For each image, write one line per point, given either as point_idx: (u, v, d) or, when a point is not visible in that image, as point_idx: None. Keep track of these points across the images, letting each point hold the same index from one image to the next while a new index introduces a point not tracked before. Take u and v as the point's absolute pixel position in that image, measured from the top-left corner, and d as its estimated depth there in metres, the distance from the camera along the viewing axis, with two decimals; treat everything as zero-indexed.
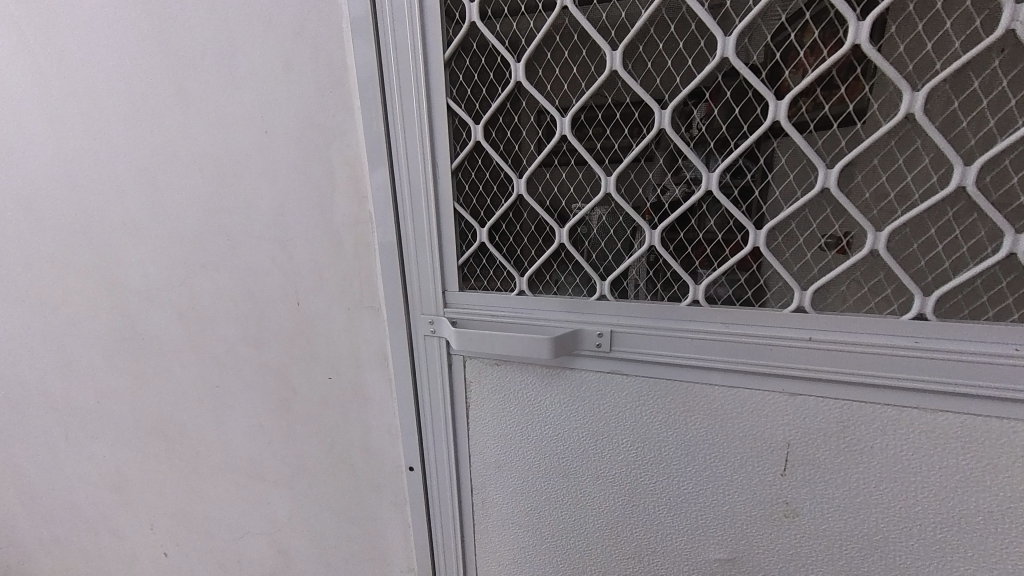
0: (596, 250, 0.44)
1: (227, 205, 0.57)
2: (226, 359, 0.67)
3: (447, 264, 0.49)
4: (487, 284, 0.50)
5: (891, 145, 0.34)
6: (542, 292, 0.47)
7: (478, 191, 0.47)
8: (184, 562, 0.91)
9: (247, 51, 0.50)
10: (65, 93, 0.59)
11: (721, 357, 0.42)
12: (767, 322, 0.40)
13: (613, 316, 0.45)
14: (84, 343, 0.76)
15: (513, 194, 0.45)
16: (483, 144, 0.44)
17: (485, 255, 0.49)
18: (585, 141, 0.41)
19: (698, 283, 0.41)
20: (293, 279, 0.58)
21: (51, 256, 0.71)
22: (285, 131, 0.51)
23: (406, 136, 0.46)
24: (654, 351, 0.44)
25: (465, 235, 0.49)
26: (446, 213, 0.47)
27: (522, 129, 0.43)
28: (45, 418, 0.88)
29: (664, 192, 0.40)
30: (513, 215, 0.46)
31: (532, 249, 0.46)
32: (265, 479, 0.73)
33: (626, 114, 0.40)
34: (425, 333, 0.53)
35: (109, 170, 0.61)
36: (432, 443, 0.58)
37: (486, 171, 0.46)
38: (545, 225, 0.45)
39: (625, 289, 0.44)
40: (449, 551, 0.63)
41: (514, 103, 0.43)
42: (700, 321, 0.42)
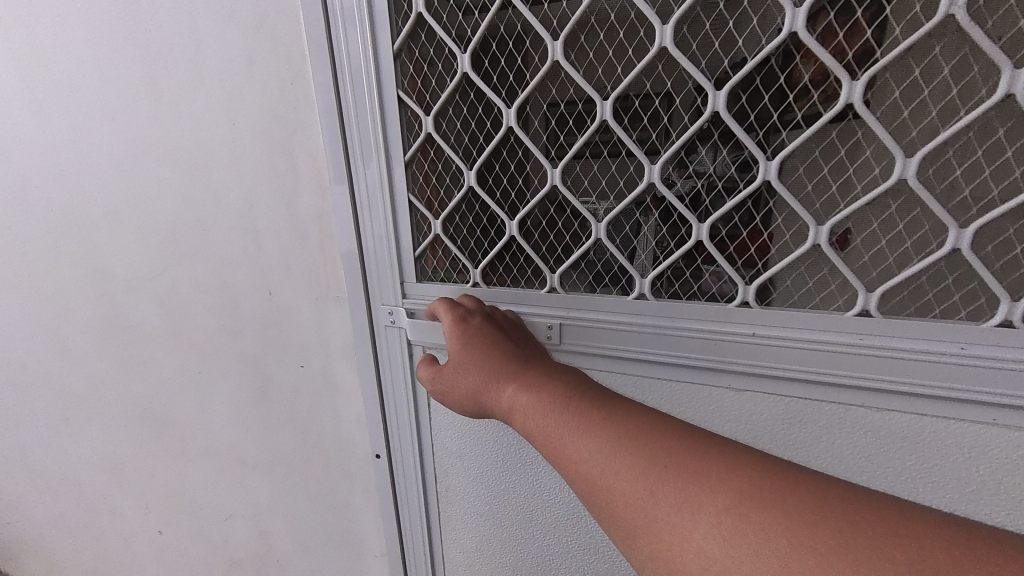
0: (545, 242, 0.45)
1: (199, 196, 0.59)
2: (205, 347, 0.68)
3: (405, 255, 0.50)
4: (445, 275, 0.50)
5: (833, 138, 0.33)
6: (496, 284, 0.48)
7: (432, 182, 0.48)
8: (176, 541, 0.94)
9: (212, 43, 0.50)
10: (45, 88, 0.61)
11: (667, 350, 0.42)
12: (711, 315, 0.40)
13: (564, 308, 0.45)
14: (77, 330, 0.79)
15: (465, 185, 0.45)
16: (434, 136, 0.45)
17: (441, 247, 0.49)
18: (531, 133, 0.42)
19: (642, 276, 0.41)
20: (263, 269, 0.59)
21: (44, 246, 0.74)
22: (250, 123, 0.52)
23: (361, 127, 0.47)
24: (601, 343, 0.44)
25: (421, 226, 0.49)
26: (402, 204, 0.48)
27: (472, 121, 0.44)
28: (46, 401, 0.92)
29: (609, 186, 0.41)
30: (465, 206, 0.47)
31: (485, 241, 0.47)
32: (244, 462, 0.75)
33: (570, 106, 0.40)
34: (385, 324, 0.54)
35: (92, 161, 0.63)
36: (397, 433, 0.59)
37: (439, 162, 0.47)
38: (496, 217, 0.46)
39: (575, 281, 0.44)
40: (417, 537, 0.64)
41: (461, 96, 0.44)
42: (648, 314, 0.42)
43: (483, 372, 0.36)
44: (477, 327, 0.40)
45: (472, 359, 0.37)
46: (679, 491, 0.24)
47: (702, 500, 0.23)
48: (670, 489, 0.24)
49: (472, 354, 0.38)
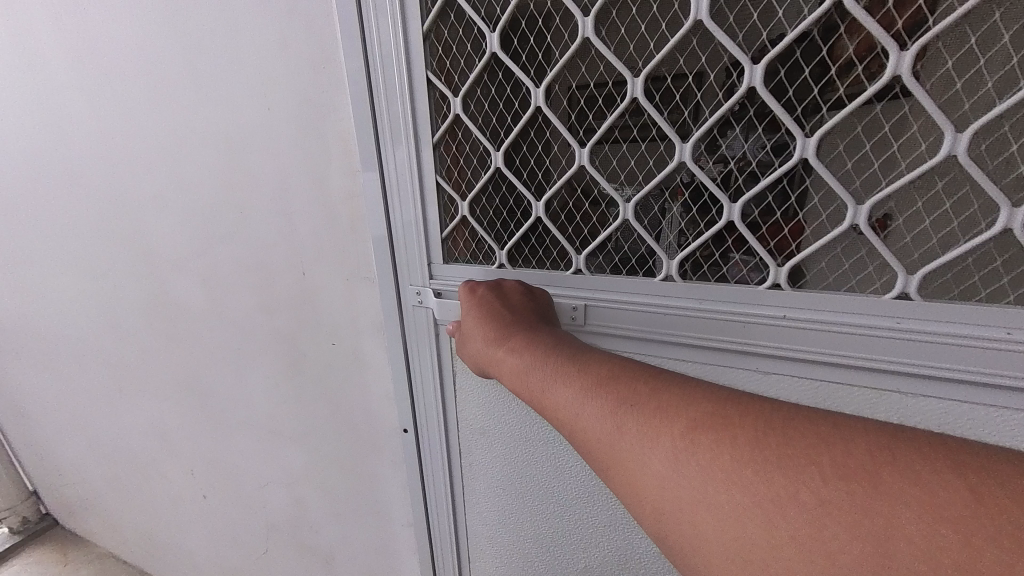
0: (572, 223, 0.45)
1: (236, 180, 0.61)
2: (243, 324, 0.72)
3: (432, 236, 0.51)
4: (471, 256, 0.52)
5: (877, 113, 0.32)
6: (521, 266, 0.49)
7: (459, 164, 0.49)
8: (219, 505, 1.02)
9: (247, 30, 0.52)
10: (97, 78, 0.65)
11: (679, 331, 0.42)
12: (712, 296, 0.40)
13: (589, 289, 0.45)
14: (127, 308, 0.85)
15: (492, 166, 0.46)
16: (462, 117, 0.45)
17: (468, 228, 0.51)
18: (560, 113, 0.42)
19: (670, 258, 0.41)
20: (297, 250, 0.61)
21: (97, 228, 0.79)
22: (284, 108, 0.54)
23: (390, 109, 0.47)
24: (619, 325, 0.45)
25: (449, 208, 0.50)
26: (430, 187, 0.49)
27: (500, 102, 0.45)
28: (101, 373, 1.00)
29: (638, 167, 0.41)
30: (492, 187, 0.48)
31: (512, 223, 0.48)
32: (280, 434, 0.80)
33: (600, 85, 0.40)
34: (413, 304, 0.55)
35: (139, 148, 0.67)
36: (423, 410, 0.61)
37: (467, 144, 0.48)
38: (523, 199, 0.46)
39: (601, 263, 0.45)
40: (442, 509, 0.67)
41: (490, 77, 0.44)
42: (675, 296, 0.42)
43: (482, 337, 0.41)
44: (478, 296, 0.44)
45: (475, 323, 0.42)
46: (642, 426, 0.28)
47: (661, 430, 0.27)
48: (635, 422, 0.28)
49: (473, 322, 0.42)
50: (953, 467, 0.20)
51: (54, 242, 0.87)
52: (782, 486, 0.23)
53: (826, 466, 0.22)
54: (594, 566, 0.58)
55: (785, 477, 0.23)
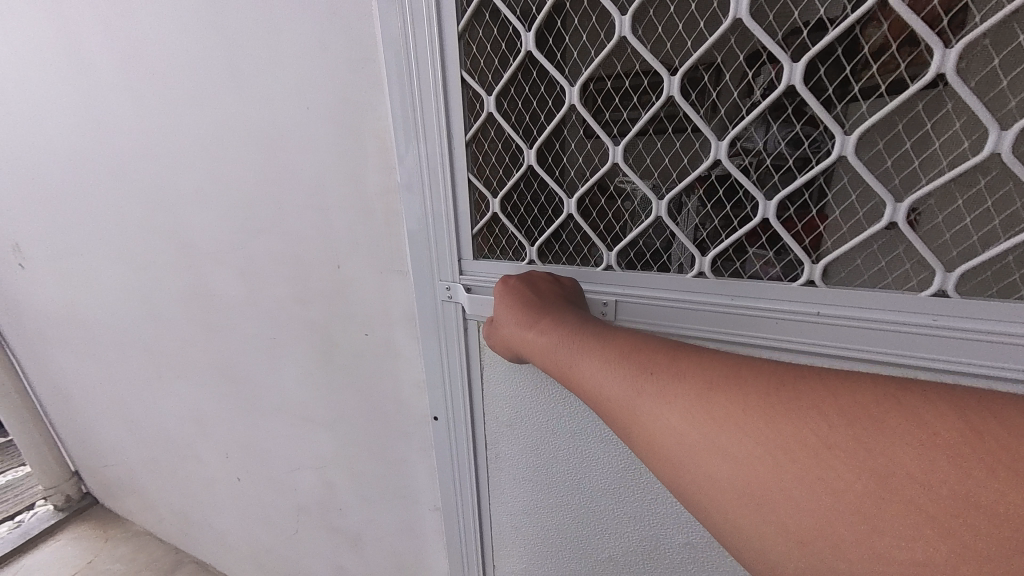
0: (603, 220, 0.46)
1: (273, 176, 0.64)
2: (279, 314, 0.75)
3: (463, 234, 0.53)
4: (501, 252, 0.54)
5: (919, 110, 0.32)
6: (551, 262, 0.51)
7: (490, 162, 0.50)
8: (252, 486, 1.06)
9: (288, 31, 0.54)
10: (146, 79, 0.68)
11: (699, 327, 0.44)
12: (726, 290, 0.42)
13: (620, 286, 0.46)
14: (167, 297, 0.89)
15: (524, 164, 0.48)
16: (496, 115, 0.47)
17: (498, 225, 0.53)
18: (594, 111, 0.43)
19: (703, 255, 0.41)
20: (332, 243, 0.64)
21: (142, 222, 0.83)
22: (323, 106, 0.56)
23: (423, 106, 0.49)
24: (645, 321, 0.46)
25: (479, 205, 0.52)
26: (462, 183, 0.50)
27: (533, 100, 0.46)
28: (142, 359, 1.05)
29: (673, 164, 0.41)
30: (524, 184, 0.50)
31: (543, 219, 0.50)
32: (312, 420, 0.83)
33: (635, 82, 0.40)
34: (442, 299, 0.57)
35: (184, 146, 0.70)
36: (451, 399, 0.63)
37: (499, 141, 0.49)
38: (555, 195, 0.48)
39: (632, 259, 0.46)
40: (467, 495, 0.69)
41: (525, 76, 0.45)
42: (705, 291, 0.42)
43: (510, 319, 0.42)
44: (508, 282, 0.46)
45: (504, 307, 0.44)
46: (663, 391, 0.29)
47: (681, 394, 0.29)
48: (657, 387, 0.30)
49: (502, 307, 0.44)
50: (959, 410, 0.22)
51: (101, 234, 0.92)
52: (797, 438, 0.25)
53: (834, 417, 0.24)
54: (618, 555, 0.60)
55: (797, 428, 0.25)
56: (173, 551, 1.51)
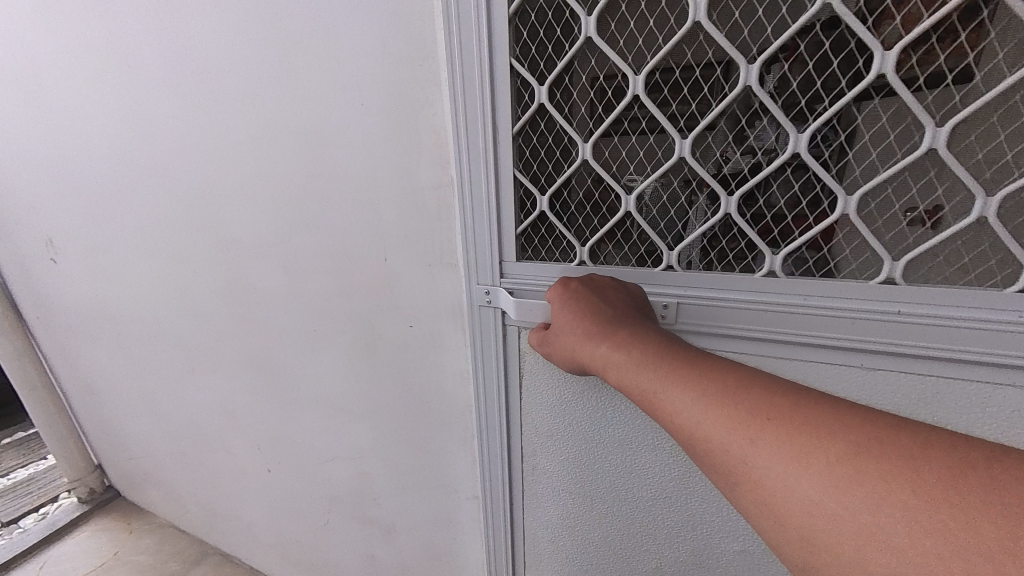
0: (662, 216, 0.48)
1: (323, 170, 0.65)
2: (321, 308, 0.77)
3: (506, 232, 0.55)
4: (544, 252, 0.56)
5: (1014, 105, 0.34)
6: (600, 260, 0.52)
7: (537, 159, 0.53)
8: (282, 477, 1.08)
9: (347, 31, 0.55)
10: (196, 78, 0.70)
11: (766, 327, 0.46)
12: (796, 289, 0.44)
13: (686, 287, 0.48)
14: (205, 292, 0.91)
15: (578, 159, 0.50)
16: (547, 106, 0.49)
17: (543, 222, 0.55)
18: (658, 101, 0.44)
19: (775, 253, 0.43)
20: (381, 237, 0.65)
21: (183, 217, 0.85)
22: (378, 104, 0.57)
23: (466, 99, 0.50)
24: (710, 322, 0.48)
25: (524, 203, 0.54)
26: (506, 183, 0.53)
27: (590, 90, 0.48)
28: (175, 353, 1.07)
29: (744, 160, 0.43)
30: (577, 180, 0.52)
31: (596, 216, 0.52)
32: (350, 411, 0.85)
33: (706, 73, 0.42)
34: (481, 302, 0.60)
35: (231, 143, 0.72)
36: (488, 392, 0.65)
37: (549, 134, 0.51)
38: (611, 192, 0.50)
39: (696, 257, 0.48)
40: (496, 483, 0.71)
41: (580, 67, 0.47)
42: (777, 291, 0.44)
43: (578, 340, 0.43)
44: (566, 299, 0.46)
45: (569, 329, 0.44)
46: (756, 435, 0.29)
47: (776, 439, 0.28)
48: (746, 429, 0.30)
49: (566, 329, 0.44)
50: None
51: (140, 228, 0.93)
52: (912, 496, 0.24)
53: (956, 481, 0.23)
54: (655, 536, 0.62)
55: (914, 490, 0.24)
56: (196, 542, 1.53)
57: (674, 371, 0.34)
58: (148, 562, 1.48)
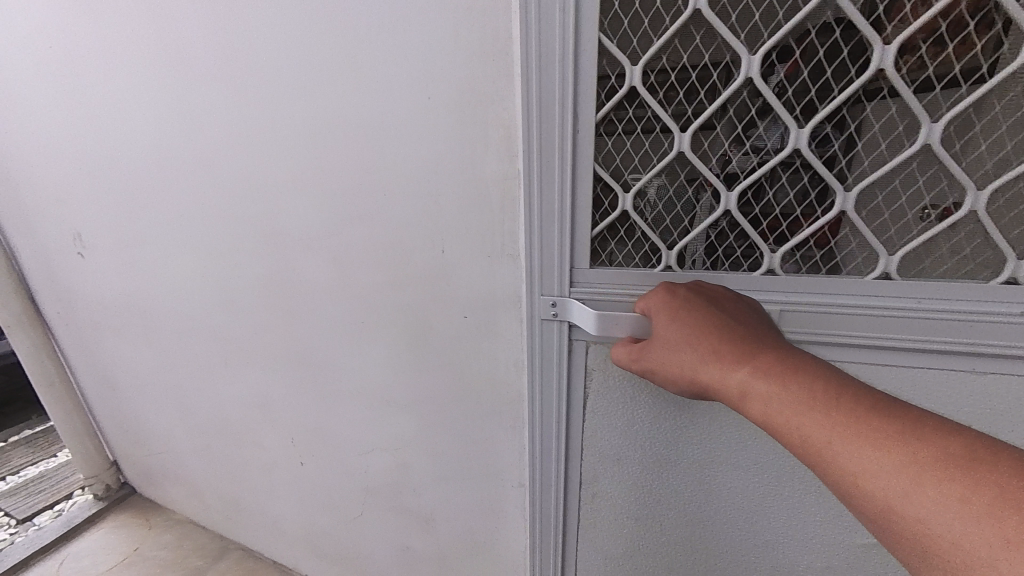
0: (765, 209, 0.52)
1: (383, 162, 0.66)
2: (370, 299, 0.78)
3: (581, 229, 0.58)
4: (617, 251, 0.60)
5: None
6: (688, 254, 0.57)
7: (620, 153, 0.55)
8: (315, 470, 1.09)
9: (417, 25, 0.56)
10: (250, 69, 0.71)
11: (875, 331, 0.51)
12: (913, 293, 0.48)
13: (802, 292, 0.52)
14: (245, 284, 0.91)
15: (674, 149, 0.53)
16: (639, 89, 0.51)
17: (623, 219, 0.58)
18: (773, 85, 0.48)
19: (894, 253, 0.48)
20: (439, 228, 0.67)
21: (226, 209, 0.85)
22: (446, 97, 0.59)
23: (542, 81, 0.52)
24: (819, 328, 0.52)
25: (605, 201, 0.57)
26: (578, 180, 0.55)
27: (693, 75, 0.51)
28: (207, 346, 1.07)
29: (867, 151, 0.47)
30: (669, 171, 0.55)
31: (687, 210, 0.56)
32: (394, 402, 0.86)
33: (830, 58, 0.45)
34: (545, 314, 0.63)
35: (283, 134, 0.73)
36: (543, 389, 0.69)
37: (639, 119, 0.54)
38: (710, 184, 0.53)
39: (807, 253, 0.52)
40: (550, 466, 0.73)
41: (672, 59, 0.51)
42: (894, 296, 0.49)
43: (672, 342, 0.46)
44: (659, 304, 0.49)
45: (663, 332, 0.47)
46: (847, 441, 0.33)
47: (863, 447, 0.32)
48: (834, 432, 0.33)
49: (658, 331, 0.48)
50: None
51: (178, 220, 0.93)
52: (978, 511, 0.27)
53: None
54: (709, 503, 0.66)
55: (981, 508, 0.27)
56: (216, 538, 1.53)
57: (851, 420, 0.33)
58: (169, 558, 1.48)
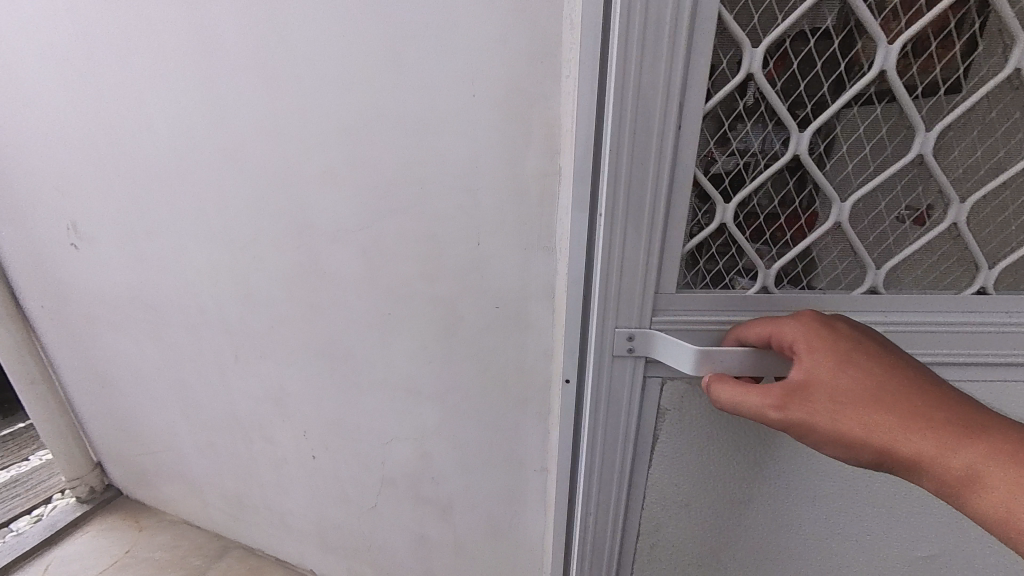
0: (876, 219, 0.55)
1: (424, 157, 0.68)
2: (401, 292, 0.80)
3: (676, 241, 0.55)
4: (711, 266, 0.58)
5: None
6: (786, 266, 0.57)
7: (731, 156, 0.53)
8: (329, 464, 1.10)
9: (466, 25, 0.59)
10: (282, 60, 0.71)
11: (954, 347, 0.57)
12: (996, 306, 0.55)
13: (899, 308, 0.56)
14: (265, 277, 0.91)
15: (794, 155, 0.52)
16: (763, 84, 0.49)
17: (720, 230, 0.57)
18: (908, 90, 0.49)
19: (995, 267, 0.54)
20: (475, 223, 0.69)
21: (247, 201, 0.85)
22: (490, 96, 0.61)
23: (647, 76, 0.47)
24: (906, 345, 0.57)
25: (707, 206, 0.55)
26: (676, 187, 0.52)
27: (818, 74, 0.49)
28: (218, 340, 1.06)
29: (986, 158, 0.51)
30: (780, 177, 0.54)
31: (796, 220, 0.55)
32: (419, 393, 0.88)
33: (962, 67, 0.48)
34: (622, 346, 0.60)
35: (316, 127, 0.73)
36: (608, 416, 0.66)
37: (757, 120, 0.52)
38: (827, 193, 0.53)
39: (909, 263, 0.56)
40: (610, 475, 0.70)
41: (794, 46, 0.49)
42: (981, 309, 0.55)
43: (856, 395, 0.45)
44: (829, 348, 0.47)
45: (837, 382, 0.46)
46: None
47: None
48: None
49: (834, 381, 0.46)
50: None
51: (196, 211, 0.92)
52: None
53: None
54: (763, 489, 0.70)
55: None
56: (215, 537, 1.51)
57: None
58: (166, 558, 1.45)
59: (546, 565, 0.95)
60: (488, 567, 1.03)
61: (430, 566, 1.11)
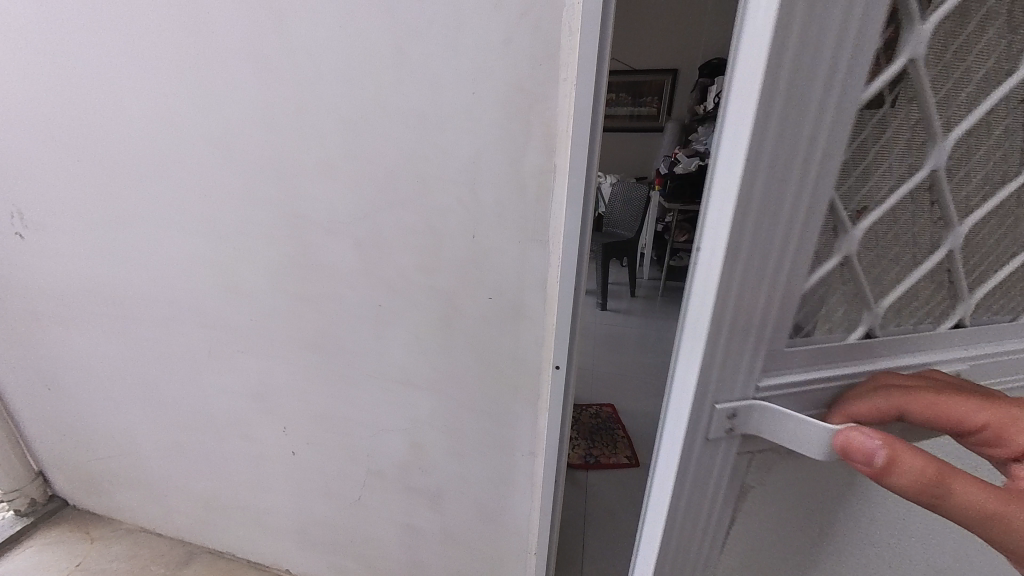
0: (979, 244, 0.49)
1: (424, 152, 0.70)
2: (397, 284, 0.81)
3: (801, 282, 0.41)
4: (820, 308, 0.46)
5: None
6: (896, 303, 0.48)
7: (859, 172, 0.42)
8: (313, 459, 1.09)
9: (472, 28, 0.62)
10: (280, 49, 0.70)
11: None
12: None
13: (991, 340, 0.52)
14: (250, 269, 0.89)
15: (931, 168, 0.43)
16: (918, 82, 0.39)
17: (844, 262, 0.44)
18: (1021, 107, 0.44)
19: None
20: (474, 217, 0.72)
21: (234, 190, 0.83)
22: (494, 94, 0.64)
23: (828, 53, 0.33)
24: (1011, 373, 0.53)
25: (836, 234, 0.42)
26: (811, 213, 0.39)
27: (965, 76, 0.41)
28: (194, 335, 1.02)
29: None
30: (910, 196, 0.44)
31: (914, 248, 0.47)
32: (412, 384, 0.90)
33: None
34: (724, 424, 0.46)
35: (313, 118, 0.73)
36: (696, 485, 0.49)
37: (898, 126, 0.41)
38: (946, 218, 0.46)
39: (995, 291, 0.51)
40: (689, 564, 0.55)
41: (951, 34, 0.39)
42: None
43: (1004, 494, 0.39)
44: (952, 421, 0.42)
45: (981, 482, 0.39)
46: None
47: None
48: None
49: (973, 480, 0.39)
50: None
51: (171, 199, 0.88)
52: None
53: None
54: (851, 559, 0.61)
55: None
56: (179, 543, 1.44)
57: None
58: (126, 568, 1.37)
59: (531, 546, 1.00)
60: (475, 552, 1.06)
61: (416, 555, 1.13)
